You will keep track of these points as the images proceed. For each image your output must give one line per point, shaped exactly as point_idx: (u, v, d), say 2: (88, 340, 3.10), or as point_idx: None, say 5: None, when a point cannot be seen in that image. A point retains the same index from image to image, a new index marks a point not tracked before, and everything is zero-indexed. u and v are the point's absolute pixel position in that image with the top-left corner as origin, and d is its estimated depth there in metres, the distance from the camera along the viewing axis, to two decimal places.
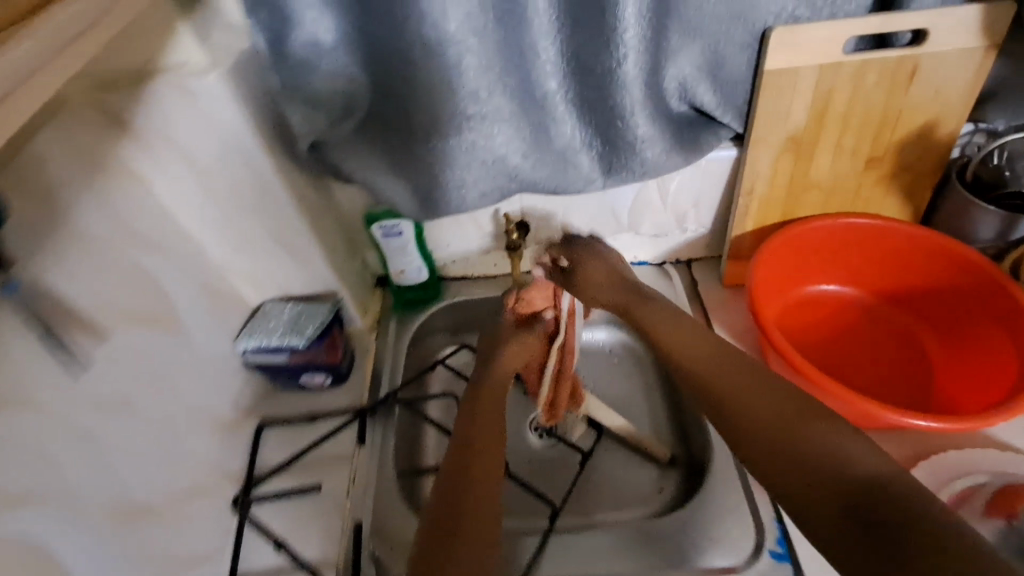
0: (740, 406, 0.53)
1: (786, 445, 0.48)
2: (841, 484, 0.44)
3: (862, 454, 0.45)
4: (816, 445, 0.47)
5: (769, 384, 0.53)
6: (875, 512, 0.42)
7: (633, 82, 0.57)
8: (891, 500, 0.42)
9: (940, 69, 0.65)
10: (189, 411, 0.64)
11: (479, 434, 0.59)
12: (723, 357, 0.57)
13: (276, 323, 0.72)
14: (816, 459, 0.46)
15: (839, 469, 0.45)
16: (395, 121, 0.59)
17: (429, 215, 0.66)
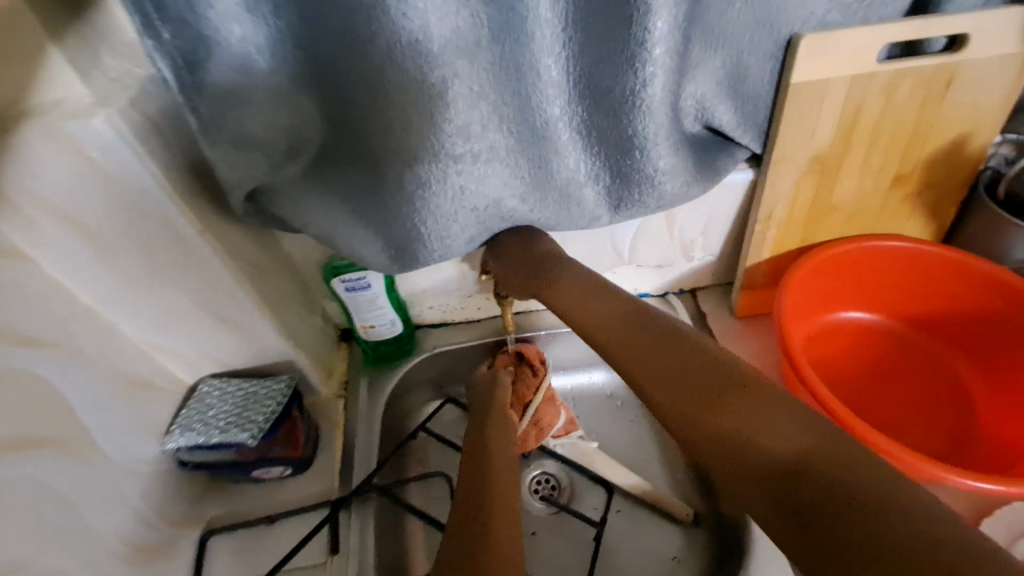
0: (697, 422, 0.41)
1: (763, 477, 0.36)
2: (752, 463, 0.37)
3: (786, 434, 0.37)
4: (744, 425, 0.39)
5: (687, 367, 0.45)
6: (802, 497, 0.34)
7: (657, 107, 0.46)
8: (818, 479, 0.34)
9: (980, 77, 0.57)
10: (101, 546, 0.49)
11: (492, 482, 0.54)
12: (639, 343, 0.50)
13: (217, 413, 0.58)
14: (739, 448, 0.38)
15: (767, 455, 0.37)
16: (357, 160, 0.46)
17: (404, 266, 0.51)
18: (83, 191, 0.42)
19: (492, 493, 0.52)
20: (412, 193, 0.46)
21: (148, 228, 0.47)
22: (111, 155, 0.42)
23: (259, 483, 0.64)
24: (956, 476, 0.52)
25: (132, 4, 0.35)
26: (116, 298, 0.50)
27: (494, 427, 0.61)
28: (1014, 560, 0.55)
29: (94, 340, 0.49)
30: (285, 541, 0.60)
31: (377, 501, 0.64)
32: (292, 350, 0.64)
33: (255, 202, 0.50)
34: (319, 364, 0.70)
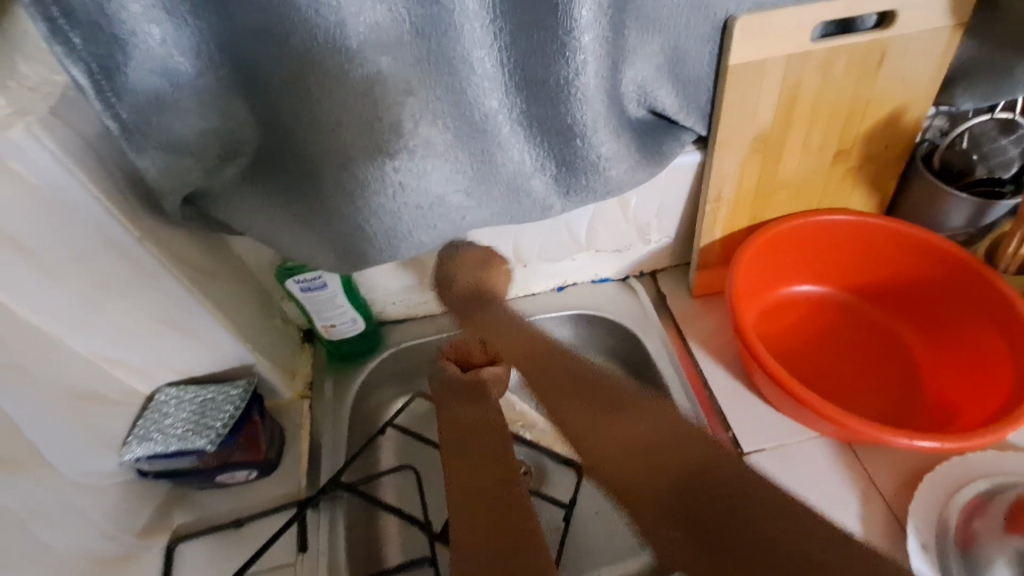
0: (553, 401, 0.54)
1: (606, 408, 0.50)
2: (734, 500, 0.41)
3: (687, 436, 0.45)
4: (628, 432, 0.47)
5: (624, 419, 0.48)
6: (695, 492, 0.42)
7: (593, 94, 0.47)
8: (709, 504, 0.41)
9: (910, 53, 0.59)
10: (64, 562, 0.49)
11: (453, 431, 0.57)
12: (587, 389, 0.52)
13: (175, 421, 0.57)
14: (659, 455, 0.44)
15: (655, 461, 0.44)
16: (295, 159, 0.46)
17: (353, 265, 0.52)
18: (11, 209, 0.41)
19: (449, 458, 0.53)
20: (354, 192, 0.47)
21: (87, 242, 0.46)
22: (37, 170, 0.41)
23: (225, 487, 0.64)
24: (894, 437, 0.55)
25: (38, 13, 0.34)
26: (61, 314, 0.48)
27: (450, 425, 0.58)
28: (953, 511, 0.58)
29: (41, 360, 0.48)
30: (254, 544, 0.60)
31: (347, 499, 0.64)
32: (250, 354, 0.63)
33: (194, 207, 0.49)
34: (281, 367, 0.70)
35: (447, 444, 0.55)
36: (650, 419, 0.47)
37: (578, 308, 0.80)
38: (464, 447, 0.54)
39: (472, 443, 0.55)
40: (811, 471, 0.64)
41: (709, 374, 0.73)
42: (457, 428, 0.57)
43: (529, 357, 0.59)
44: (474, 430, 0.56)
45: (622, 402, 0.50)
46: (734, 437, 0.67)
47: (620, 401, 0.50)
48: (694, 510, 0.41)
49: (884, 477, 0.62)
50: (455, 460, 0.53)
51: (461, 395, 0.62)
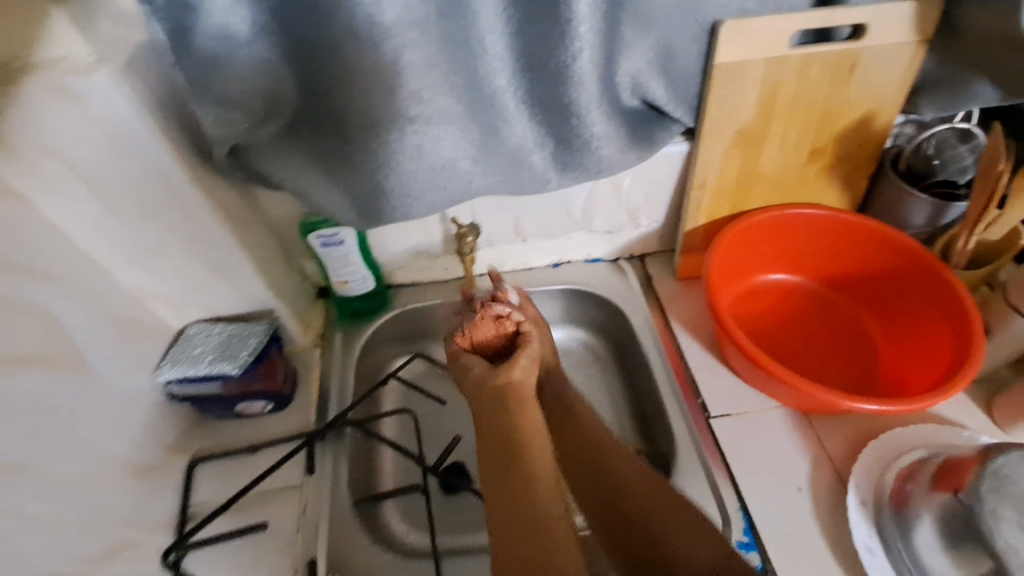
0: (567, 456, 0.62)
1: (606, 482, 0.58)
2: (661, 552, 0.52)
3: (649, 497, 0.56)
4: (622, 500, 0.56)
5: (615, 497, 0.57)
6: (639, 557, 0.53)
7: (588, 79, 0.54)
8: (647, 545, 0.53)
9: (879, 63, 0.66)
10: (104, 459, 0.56)
11: (500, 422, 0.52)
12: (592, 472, 0.60)
13: (205, 350, 0.65)
14: (628, 516, 0.55)
15: (632, 520, 0.55)
16: (328, 120, 0.53)
17: (371, 219, 0.59)
18: (83, 140, 0.48)
19: (506, 467, 0.48)
20: (377, 151, 0.54)
21: (144, 180, 0.53)
22: (112, 112, 0.48)
23: (242, 419, 0.71)
24: (840, 401, 0.61)
25: None
26: (111, 240, 0.56)
27: (489, 416, 0.53)
28: (891, 476, 0.64)
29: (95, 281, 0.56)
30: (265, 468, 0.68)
31: (351, 436, 0.71)
32: (272, 299, 0.70)
33: (237, 158, 0.57)
34: (298, 317, 0.77)
35: (506, 442, 0.50)
36: (625, 488, 0.57)
37: (571, 284, 0.87)
38: (541, 504, 0.46)
39: (537, 487, 0.47)
40: (769, 436, 0.70)
41: (685, 347, 0.80)
42: (529, 485, 0.47)
43: (559, 431, 0.64)
44: (541, 472, 0.48)
45: (602, 482, 0.58)
46: (703, 403, 0.74)
47: (610, 471, 0.59)
48: (639, 563, 0.53)
49: (834, 443, 0.69)
50: (496, 464, 0.49)
51: (507, 422, 0.52)
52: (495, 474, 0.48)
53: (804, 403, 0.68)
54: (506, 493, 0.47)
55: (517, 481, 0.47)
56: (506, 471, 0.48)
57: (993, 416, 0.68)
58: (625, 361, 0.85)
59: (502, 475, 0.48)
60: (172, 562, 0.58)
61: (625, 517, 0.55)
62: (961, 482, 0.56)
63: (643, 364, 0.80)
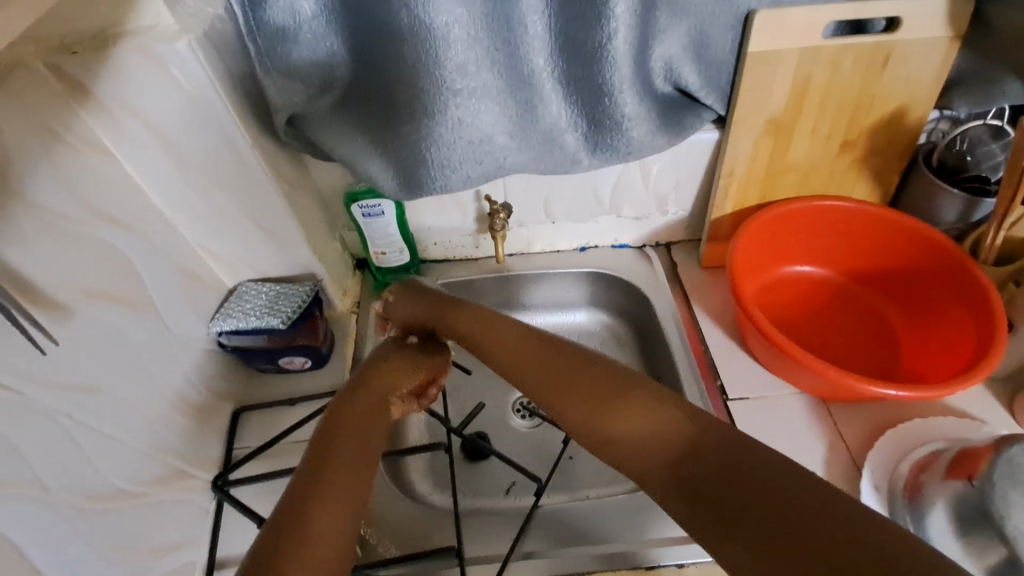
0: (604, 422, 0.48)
1: (676, 446, 0.43)
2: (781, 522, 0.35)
3: (669, 424, 0.44)
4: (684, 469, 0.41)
5: (641, 443, 0.45)
6: (709, 489, 0.40)
7: (622, 60, 0.57)
8: (717, 467, 0.40)
9: (915, 56, 0.66)
10: (164, 395, 0.62)
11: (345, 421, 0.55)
12: (589, 410, 0.49)
13: (253, 306, 0.70)
14: (683, 476, 0.41)
15: (703, 493, 0.40)
16: (378, 93, 0.58)
17: (411, 189, 0.64)
18: (163, 103, 0.54)
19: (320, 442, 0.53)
20: (422, 122, 0.58)
21: (212, 144, 0.59)
22: (190, 78, 0.54)
23: (283, 374, 0.77)
24: (858, 384, 0.62)
25: None
26: (179, 197, 0.62)
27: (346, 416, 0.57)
28: (906, 466, 0.65)
29: (163, 234, 0.62)
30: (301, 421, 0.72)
31: None
32: (316, 264, 0.75)
33: (294, 127, 0.62)
34: (337, 284, 0.82)
35: (339, 428, 0.54)
36: (634, 410, 0.46)
37: (597, 267, 0.90)
38: (345, 497, 0.47)
39: (350, 481, 0.49)
40: (786, 421, 0.72)
41: (706, 333, 0.81)
42: (354, 456, 0.51)
43: (506, 365, 0.57)
44: (350, 482, 0.49)
45: (642, 450, 0.44)
46: (721, 386, 0.76)
47: (642, 429, 0.45)
48: (710, 497, 0.39)
49: (852, 432, 0.70)
50: (343, 441, 0.53)
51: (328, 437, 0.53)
52: (319, 451, 0.51)
53: (821, 388, 0.69)
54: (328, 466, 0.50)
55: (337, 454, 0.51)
56: (352, 446, 0.52)
57: (1014, 412, 0.68)
58: (647, 345, 0.87)
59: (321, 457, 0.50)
60: (220, 486, 0.64)
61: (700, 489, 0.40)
62: (975, 469, 0.57)
63: (664, 347, 0.82)
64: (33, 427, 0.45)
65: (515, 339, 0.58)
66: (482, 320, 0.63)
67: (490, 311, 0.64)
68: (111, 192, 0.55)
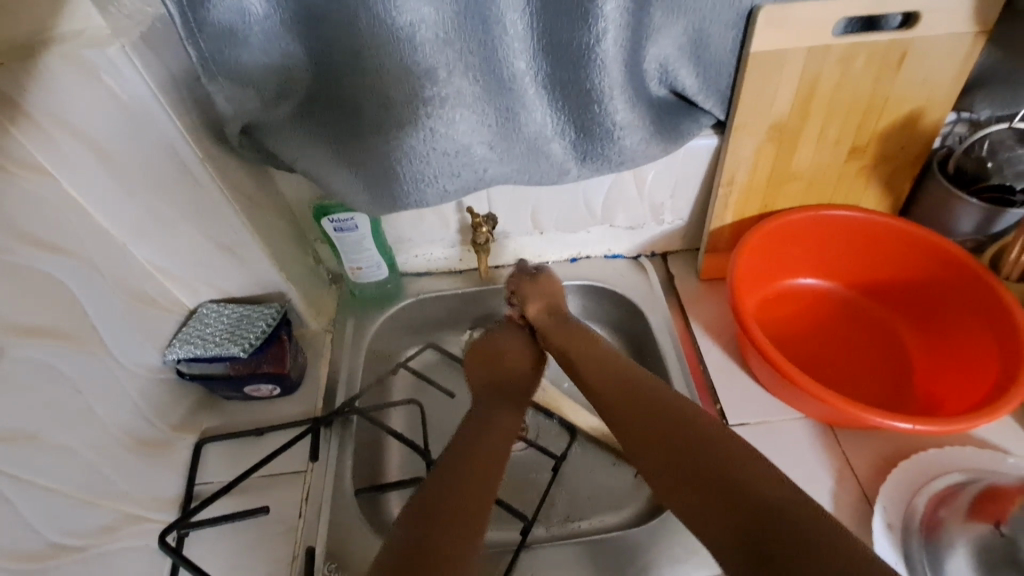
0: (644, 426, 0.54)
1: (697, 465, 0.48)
2: (786, 537, 0.41)
3: (757, 473, 0.46)
4: (688, 453, 0.49)
5: (684, 450, 0.50)
6: (754, 524, 0.43)
7: (611, 63, 0.52)
8: (763, 506, 0.43)
9: (931, 55, 0.61)
10: (111, 433, 0.56)
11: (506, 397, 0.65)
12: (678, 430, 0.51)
13: (213, 331, 0.64)
14: (730, 496, 0.45)
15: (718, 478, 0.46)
16: (341, 99, 0.52)
17: (382, 203, 0.58)
18: (99, 114, 0.48)
19: (490, 422, 0.61)
20: (391, 131, 0.53)
21: (156, 158, 0.53)
22: (125, 86, 0.48)
23: (250, 402, 0.71)
24: (871, 415, 0.57)
25: None
26: (125, 217, 0.56)
27: (496, 402, 0.64)
28: (923, 498, 0.60)
29: (106, 257, 0.56)
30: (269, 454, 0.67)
31: (357, 425, 0.70)
32: (284, 283, 0.70)
33: (251, 137, 0.56)
34: (310, 301, 0.76)
35: (494, 407, 0.63)
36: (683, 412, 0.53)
37: (589, 279, 0.84)
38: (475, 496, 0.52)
39: (495, 453, 0.57)
40: (790, 449, 0.67)
41: (705, 351, 0.76)
42: (491, 457, 0.56)
43: (606, 390, 0.59)
44: (483, 486, 0.53)
45: (683, 450, 0.50)
46: (721, 409, 0.70)
47: (687, 428, 0.51)
48: (755, 532, 0.42)
49: (861, 461, 0.65)
50: (494, 422, 0.61)
51: (484, 420, 0.60)
52: (478, 429, 0.59)
53: (828, 416, 0.63)
54: (479, 442, 0.58)
55: (491, 433, 0.59)
56: (501, 433, 0.60)
57: None
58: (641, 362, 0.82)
59: (474, 435, 0.59)
60: (170, 542, 0.58)
61: (727, 498, 0.45)
62: (1005, 514, 0.54)
63: (659, 366, 0.77)
64: None
65: (609, 367, 0.61)
66: (602, 349, 0.64)
67: (594, 336, 0.67)
68: (43, 213, 0.49)
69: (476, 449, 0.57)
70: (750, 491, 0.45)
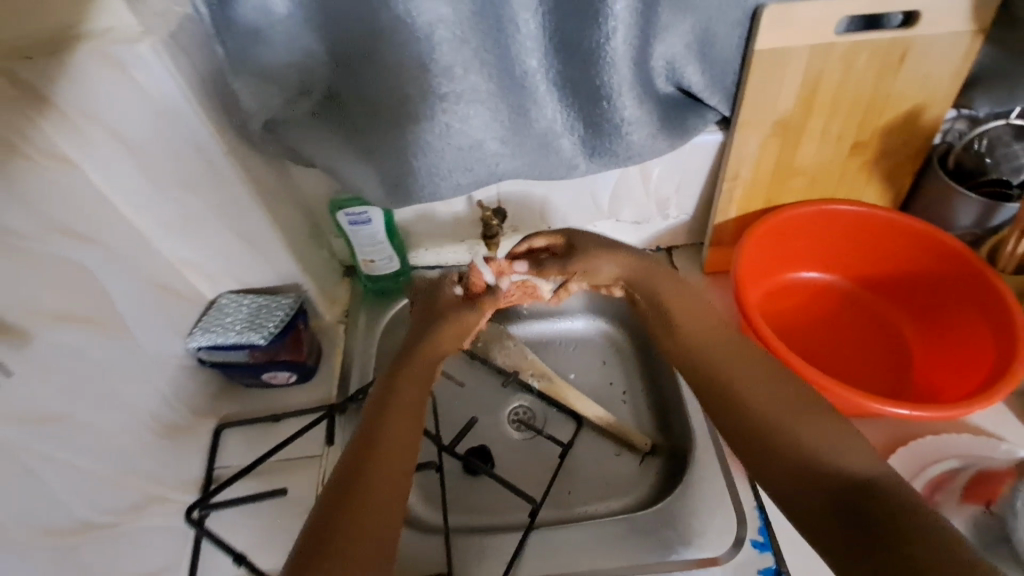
0: (744, 382, 0.54)
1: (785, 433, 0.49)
2: (886, 513, 0.41)
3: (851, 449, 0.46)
4: (777, 420, 0.50)
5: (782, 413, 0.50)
6: (850, 499, 0.43)
7: (620, 61, 0.53)
8: (856, 483, 0.44)
9: (932, 53, 0.62)
10: (136, 416, 0.58)
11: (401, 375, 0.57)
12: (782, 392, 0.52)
13: (233, 319, 0.67)
14: (819, 467, 0.46)
15: (809, 448, 0.47)
16: (360, 95, 0.54)
17: (398, 196, 0.60)
18: (129, 110, 0.50)
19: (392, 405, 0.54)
20: (407, 127, 0.55)
21: (181, 151, 0.55)
22: (155, 83, 0.50)
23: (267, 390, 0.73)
24: (872, 403, 0.59)
25: None
26: (150, 209, 0.58)
27: (405, 378, 0.57)
28: (920, 482, 0.61)
29: (132, 247, 0.58)
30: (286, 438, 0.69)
31: None
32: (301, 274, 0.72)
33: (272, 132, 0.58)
34: (325, 293, 0.78)
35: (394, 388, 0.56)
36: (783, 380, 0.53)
37: None
38: (380, 506, 0.47)
39: (394, 448, 0.51)
40: None
41: None
42: (390, 454, 0.50)
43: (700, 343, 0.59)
44: (385, 494, 0.48)
45: (777, 413, 0.51)
46: None
47: (783, 394, 0.52)
48: (852, 506, 0.43)
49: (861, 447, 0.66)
50: (394, 405, 0.55)
51: (380, 404, 0.54)
52: (374, 417, 0.53)
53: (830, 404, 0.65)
54: (384, 433, 0.52)
55: (389, 419, 0.53)
56: (401, 422, 0.53)
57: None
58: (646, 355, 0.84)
59: (372, 424, 0.53)
60: (195, 519, 0.61)
61: (812, 470, 0.46)
62: (994, 494, 0.58)
63: None
64: None
65: (705, 318, 0.60)
66: (680, 298, 0.63)
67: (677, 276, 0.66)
68: (72, 204, 0.51)
69: (380, 439, 0.51)
70: (840, 465, 0.45)
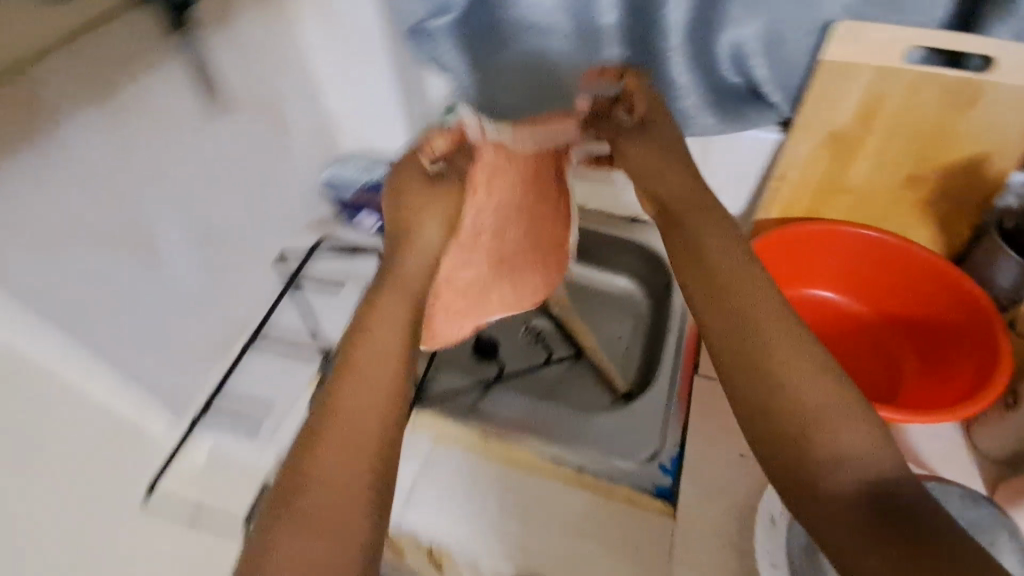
0: (766, 349, 0.45)
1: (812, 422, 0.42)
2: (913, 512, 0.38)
3: (869, 434, 0.41)
4: (799, 400, 0.43)
5: (804, 395, 0.43)
6: (879, 488, 0.39)
7: (677, 31, 0.68)
8: (890, 476, 0.40)
9: (1003, 101, 0.64)
10: (274, 199, 0.85)
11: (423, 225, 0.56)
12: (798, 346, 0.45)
13: (354, 164, 0.93)
14: (851, 463, 0.40)
15: (837, 441, 0.41)
16: (485, 19, 0.73)
17: (490, 105, 0.80)
18: None
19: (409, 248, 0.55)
20: (507, 49, 0.75)
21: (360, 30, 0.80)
22: None
23: None
24: None
25: None
26: None
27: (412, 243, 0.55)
28: None
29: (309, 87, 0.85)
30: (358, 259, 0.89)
31: None
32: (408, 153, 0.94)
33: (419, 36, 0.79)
34: None
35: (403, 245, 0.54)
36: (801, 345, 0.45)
37: (640, 238, 0.97)
38: (388, 338, 0.49)
39: (409, 285, 0.53)
40: None
41: None
42: (405, 291, 0.52)
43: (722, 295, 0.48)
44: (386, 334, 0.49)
45: (801, 394, 0.43)
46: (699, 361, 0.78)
47: (800, 350, 0.44)
48: (882, 497, 0.39)
49: None
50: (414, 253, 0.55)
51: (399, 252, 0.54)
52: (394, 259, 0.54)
53: None
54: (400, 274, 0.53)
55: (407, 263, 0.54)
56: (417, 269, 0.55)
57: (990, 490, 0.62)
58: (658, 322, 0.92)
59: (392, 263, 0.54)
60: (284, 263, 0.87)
61: (836, 460, 0.40)
62: None
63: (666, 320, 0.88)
64: (187, 162, 0.68)
65: (734, 258, 0.50)
66: (716, 229, 0.53)
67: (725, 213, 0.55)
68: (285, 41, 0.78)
69: (399, 273, 0.54)
70: (864, 458, 0.40)
